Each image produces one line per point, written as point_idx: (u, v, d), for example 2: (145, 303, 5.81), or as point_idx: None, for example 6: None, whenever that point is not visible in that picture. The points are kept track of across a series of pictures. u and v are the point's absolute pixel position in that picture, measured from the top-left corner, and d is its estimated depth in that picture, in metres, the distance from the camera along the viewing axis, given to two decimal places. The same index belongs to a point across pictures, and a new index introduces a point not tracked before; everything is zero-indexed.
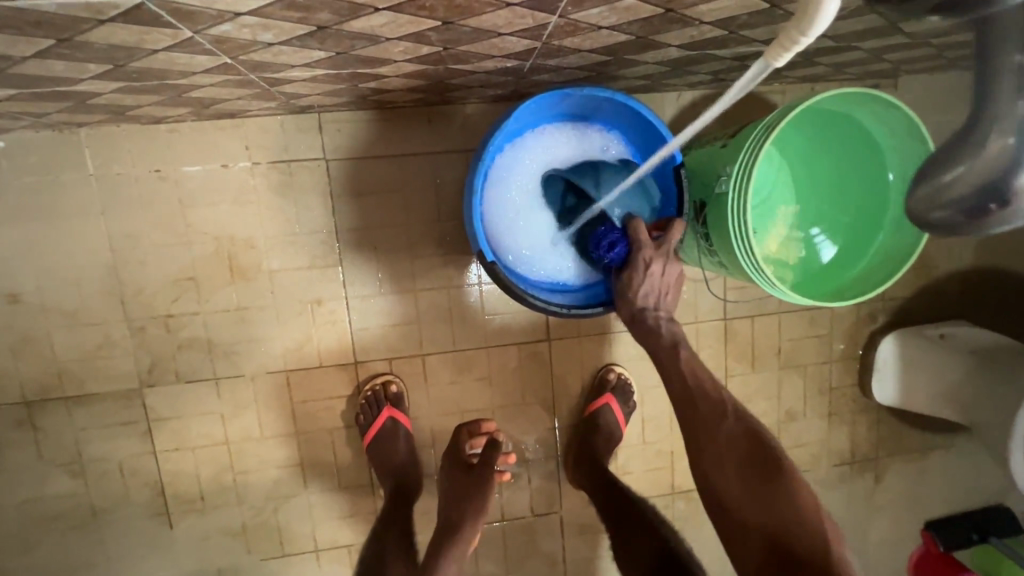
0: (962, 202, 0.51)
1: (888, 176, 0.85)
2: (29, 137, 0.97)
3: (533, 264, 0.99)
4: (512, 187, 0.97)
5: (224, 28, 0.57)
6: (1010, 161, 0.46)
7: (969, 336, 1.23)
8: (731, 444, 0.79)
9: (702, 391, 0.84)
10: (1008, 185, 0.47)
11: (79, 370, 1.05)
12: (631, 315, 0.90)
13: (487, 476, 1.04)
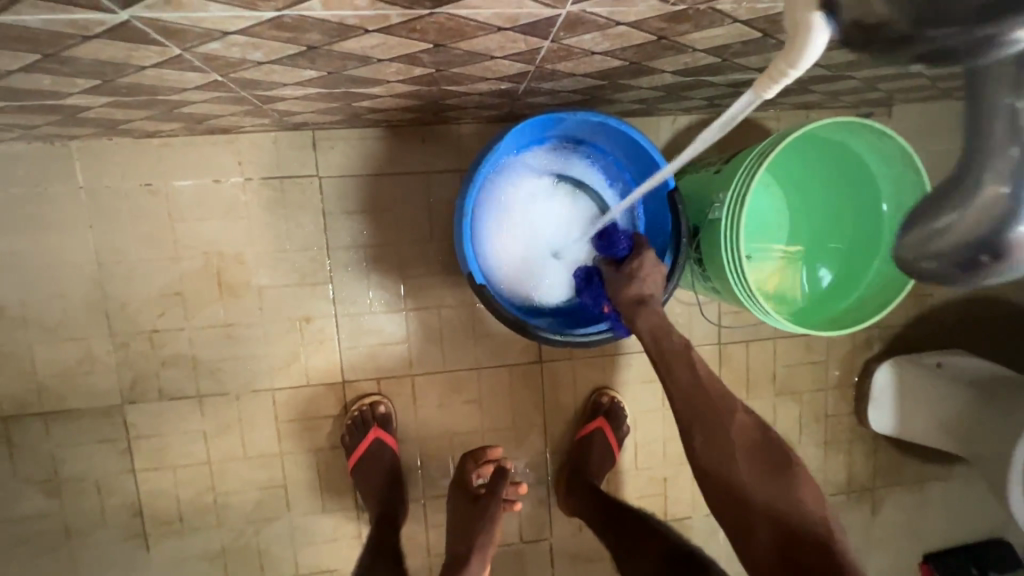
0: (949, 252, 0.44)
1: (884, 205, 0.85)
2: (19, 149, 0.96)
3: (530, 287, 0.98)
4: (510, 209, 0.96)
5: (213, 47, 0.57)
6: (1008, 210, 0.39)
7: (970, 365, 1.20)
8: (737, 440, 0.72)
9: (704, 380, 0.76)
10: (1005, 236, 0.40)
11: (58, 386, 1.03)
12: (634, 306, 0.83)
13: (494, 511, 0.98)
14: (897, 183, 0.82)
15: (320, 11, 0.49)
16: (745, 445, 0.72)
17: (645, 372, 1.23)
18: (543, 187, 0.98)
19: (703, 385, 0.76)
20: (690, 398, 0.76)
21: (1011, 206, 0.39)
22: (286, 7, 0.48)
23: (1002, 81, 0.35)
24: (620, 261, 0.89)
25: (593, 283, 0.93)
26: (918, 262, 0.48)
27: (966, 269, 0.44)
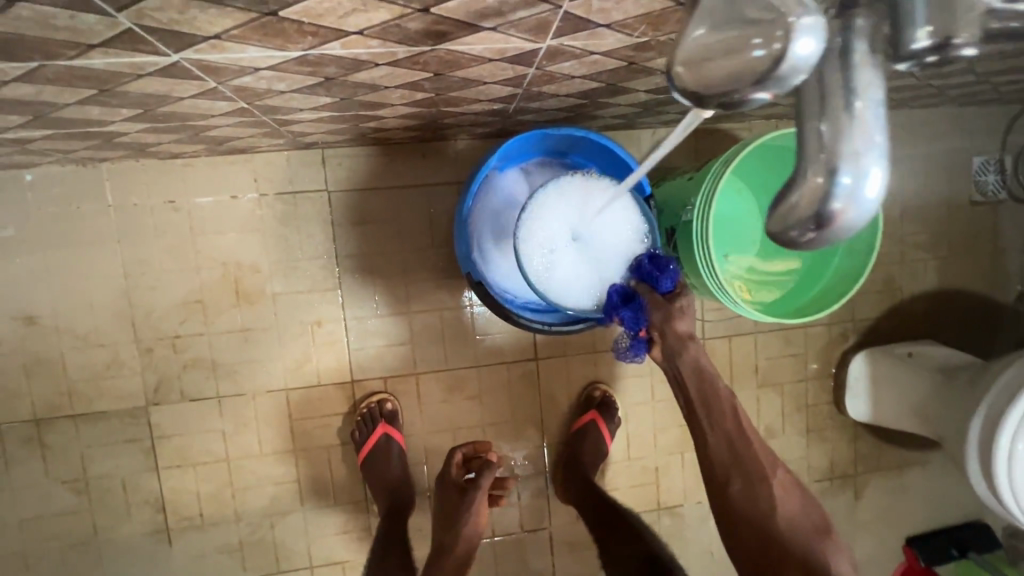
0: (791, 230, 0.42)
1: None
2: (54, 171, 1.05)
3: (555, 288, 0.91)
4: (557, 201, 0.90)
5: (245, 80, 0.66)
6: (822, 199, 0.40)
7: (937, 354, 1.26)
8: (772, 495, 0.88)
9: (748, 437, 0.92)
10: (825, 213, 0.40)
11: (88, 389, 1.11)
12: (678, 342, 0.91)
13: (469, 507, 1.05)
14: None
15: (340, 50, 0.59)
16: (779, 502, 0.88)
17: (635, 367, 1.31)
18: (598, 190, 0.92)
19: (748, 441, 0.91)
20: (734, 450, 0.90)
21: (828, 194, 0.39)
22: (311, 47, 0.57)
23: (808, 103, 0.40)
24: (666, 295, 0.92)
25: (634, 304, 0.90)
26: (783, 237, 0.43)
27: (801, 242, 0.42)
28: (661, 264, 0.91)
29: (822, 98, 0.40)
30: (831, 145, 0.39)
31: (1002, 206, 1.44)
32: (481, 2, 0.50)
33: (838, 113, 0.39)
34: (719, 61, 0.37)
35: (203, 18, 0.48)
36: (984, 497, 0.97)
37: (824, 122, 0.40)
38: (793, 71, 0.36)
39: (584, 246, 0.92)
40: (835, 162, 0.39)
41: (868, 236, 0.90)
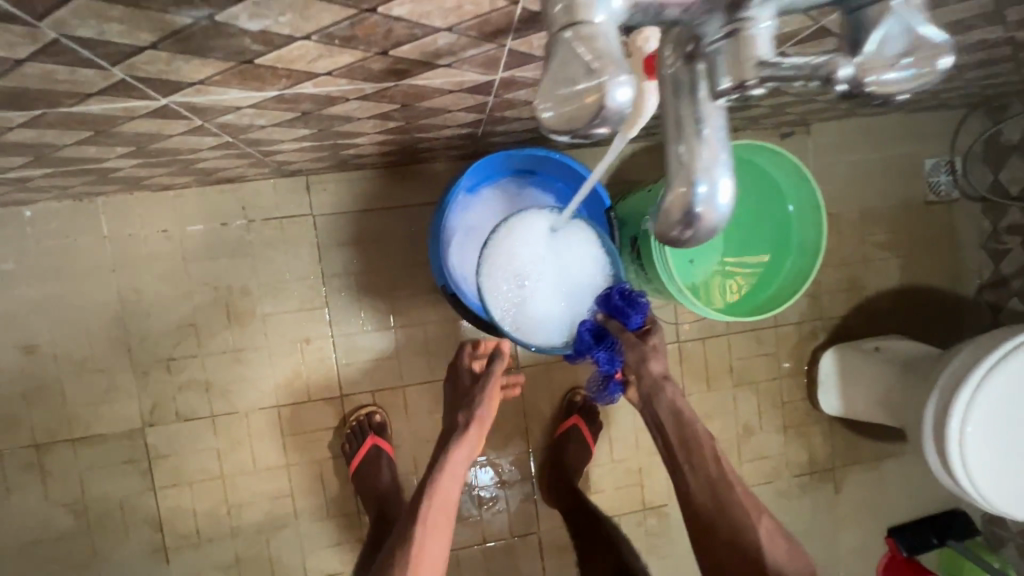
0: (668, 235, 0.35)
1: (788, 207, 1.03)
2: (52, 207, 1.11)
3: (527, 327, 0.98)
4: (522, 246, 0.97)
5: (228, 117, 0.72)
6: (686, 208, 0.33)
7: (903, 349, 1.30)
8: (759, 542, 0.87)
9: (730, 481, 0.91)
10: (693, 218, 0.34)
11: (86, 414, 1.15)
12: (652, 385, 0.95)
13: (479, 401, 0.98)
14: (794, 189, 1.01)
15: (312, 89, 0.65)
16: (765, 549, 0.86)
17: None
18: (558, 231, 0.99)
19: (730, 486, 0.90)
20: (716, 495, 0.90)
21: (690, 203, 0.33)
22: (285, 88, 0.64)
23: (666, 123, 0.35)
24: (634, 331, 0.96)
25: (607, 343, 0.95)
26: (665, 240, 0.36)
27: (679, 242, 0.36)
28: (633, 302, 0.95)
29: (676, 116, 0.34)
30: (688, 154, 0.33)
31: (956, 205, 1.52)
32: (432, 44, 0.57)
33: (690, 128, 0.34)
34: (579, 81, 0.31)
35: (187, 68, 0.55)
36: (939, 476, 1.02)
37: (680, 142, 0.34)
38: (623, 108, 0.31)
39: (550, 284, 0.99)
40: (694, 168, 0.33)
41: (814, 239, 0.98)
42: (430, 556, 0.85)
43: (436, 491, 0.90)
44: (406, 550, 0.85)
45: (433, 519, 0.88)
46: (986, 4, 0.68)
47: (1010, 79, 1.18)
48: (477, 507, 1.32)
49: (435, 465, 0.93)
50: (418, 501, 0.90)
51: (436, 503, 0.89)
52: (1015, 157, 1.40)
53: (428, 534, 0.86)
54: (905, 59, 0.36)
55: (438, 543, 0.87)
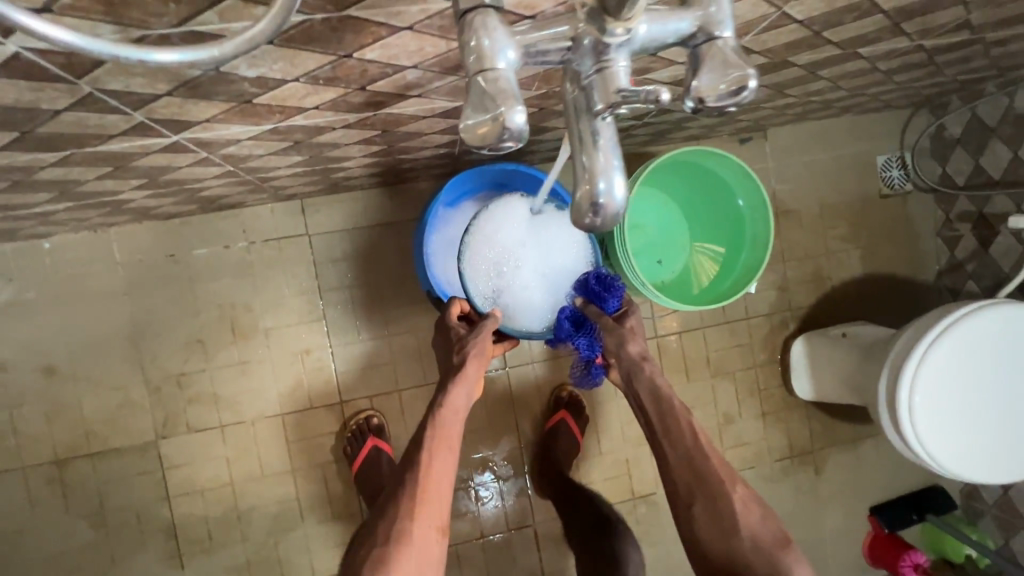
0: (581, 218, 0.44)
1: (739, 202, 1.15)
2: (69, 239, 1.21)
3: (508, 313, 1.09)
4: (500, 240, 1.06)
5: (230, 149, 0.82)
6: (591, 200, 0.42)
7: (867, 334, 1.38)
8: (734, 511, 0.85)
9: (707, 452, 0.90)
10: (598, 207, 0.42)
11: (103, 429, 1.23)
12: (630, 363, 0.99)
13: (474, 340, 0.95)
14: (743, 186, 1.13)
15: (302, 121, 0.76)
16: (740, 517, 0.84)
17: None
18: (535, 227, 1.08)
19: (707, 456, 0.89)
20: (694, 468, 0.89)
21: (594, 197, 0.42)
22: (279, 121, 0.74)
23: (570, 138, 0.43)
24: (612, 314, 1.04)
25: (586, 329, 1.03)
26: (582, 226, 0.44)
27: (590, 225, 0.44)
28: (609, 287, 1.04)
29: (576, 133, 0.43)
30: (589, 159, 0.42)
31: (909, 196, 1.62)
32: (402, 79, 0.67)
33: (588, 140, 0.42)
34: (471, 112, 0.38)
35: (195, 109, 0.65)
36: (895, 443, 1.13)
37: (583, 153, 0.42)
38: (523, 130, 0.37)
39: (528, 273, 1.08)
40: (595, 172, 0.42)
41: (764, 230, 1.11)
42: (438, 486, 0.81)
43: (437, 423, 0.86)
44: (410, 479, 0.80)
45: (438, 448, 0.84)
46: (879, 20, 0.79)
47: (940, 80, 1.29)
48: (475, 502, 1.40)
49: (436, 402, 0.89)
50: (423, 432, 0.86)
51: (440, 433, 0.85)
52: (958, 149, 1.51)
53: (435, 462, 0.82)
54: (723, 75, 0.39)
55: (445, 475, 0.82)
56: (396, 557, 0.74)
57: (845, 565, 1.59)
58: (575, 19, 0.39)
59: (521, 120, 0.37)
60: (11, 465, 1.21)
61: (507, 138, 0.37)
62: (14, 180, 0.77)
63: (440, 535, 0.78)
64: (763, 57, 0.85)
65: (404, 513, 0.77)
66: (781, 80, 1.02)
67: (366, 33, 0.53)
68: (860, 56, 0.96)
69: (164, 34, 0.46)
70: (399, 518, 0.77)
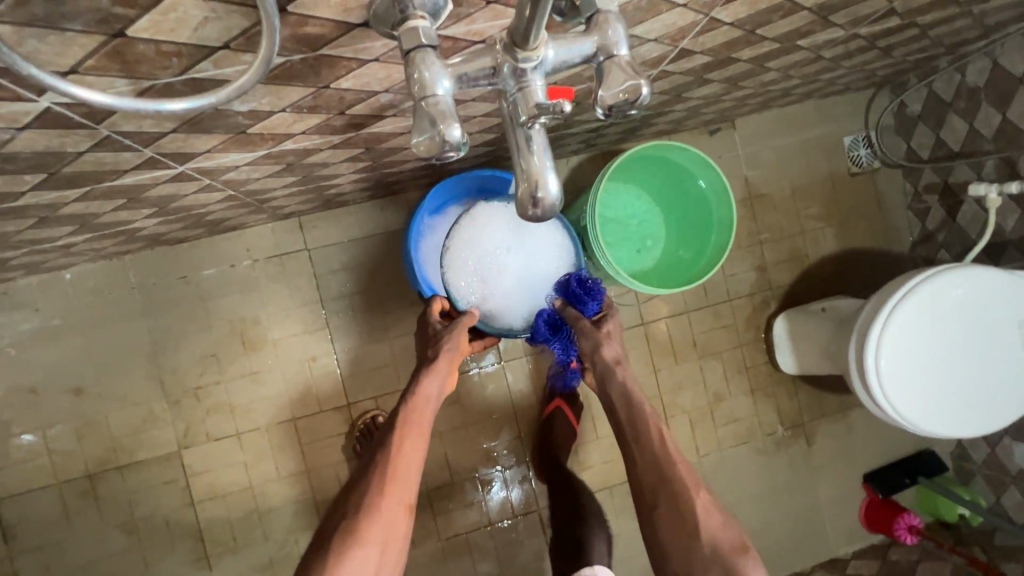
0: (524, 207, 0.52)
1: (703, 187, 1.23)
2: (88, 268, 1.31)
3: (493, 312, 1.18)
4: (482, 248, 1.16)
5: (230, 174, 0.91)
6: (530, 194, 0.51)
7: (845, 307, 1.44)
8: (696, 516, 0.84)
9: (674, 458, 0.90)
10: (536, 199, 0.51)
11: (129, 443, 1.32)
12: (605, 367, 1.03)
13: (449, 336, 1.04)
14: (705, 173, 1.21)
15: (292, 145, 0.85)
16: (701, 524, 0.84)
17: None
18: (521, 235, 1.19)
19: (673, 460, 0.89)
20: (660, 471, 0.89)
21: (532, 192, 0.51)
22: (271, 147, 0.83)
23: (510, 145, 0.52)
24: (590, 317, 1.12)
25: (562, 333, 1.15)
26: (525, 215, 0.52)
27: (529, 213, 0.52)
28: (588, 293, 1.12)
29: (513, 140, 0.51)
30: (526, 161, 0.51)
31: (878, 173, 1.69)
32: (376, 102, 0.76)
33: (522, 146, 0.50)
34: (417, 129, 0.46)
35: (197, 143, 0.74)
36: (868, 405, 1.20)
37: (520, 157, 0.51)
38: (461, 141, 0.46)
39: (510, 277, 1.18)
40: (531, 171, 0.51)
41: (727, 212, 1.19)
42: (407, 466, 0.87)
43: (411, 408, 0.94)
44: (383, 457, 0.87)
45: (410, 431, 0.90)
46: (806, 16, 0.87)
47: (891, 61, 1.37)
48: (481, 491, 1.47)
49: (409, 391, 0.97)
50: (397, 418, 0.93)
51: (413, 419, 0.92)
52: (920, 125, 1.57)
53: (406, 444, 0.88)
54: (619, 86, 0.46)
55: (415, 459, 0.89)
56: (364, 529, 0.79)
57: (843, 532, 1.65)
58: (495, 51, 0.47)
59: (456, 133, 0.45)
60: (47, 482, 1.30)
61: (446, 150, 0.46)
62: (40, 216, 0.87)
63: (408, 510, 0.84)
64: (705, 55, 0.93)
65: (374, 488, 0.83)
66: (732, 74, 1.10)
67: (339, 67, 0.62)
68: (801, 47, 1.04)
69: (168, 82, 0.55)
70: (370, 492, 0.83)
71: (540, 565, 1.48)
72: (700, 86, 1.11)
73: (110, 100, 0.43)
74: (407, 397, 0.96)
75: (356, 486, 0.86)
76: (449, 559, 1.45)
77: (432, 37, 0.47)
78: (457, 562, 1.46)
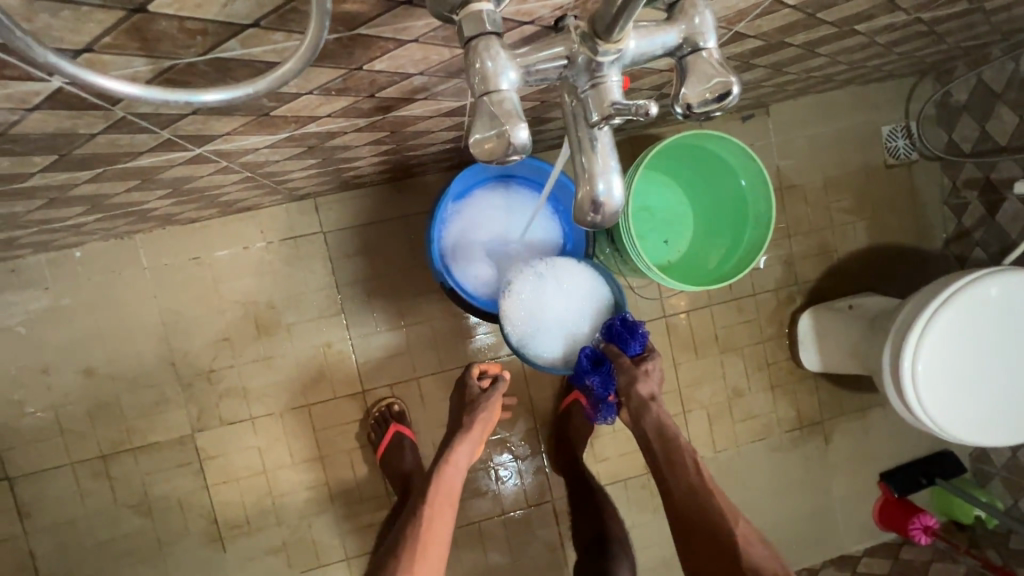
0: (587, 218, 0.48)
1: (741, 181, 1.17)
2: (98, 247, 1.27)
3: (533, 345, 1.14)
4: (524, 290, 1.12)
5: (248, 157, 0.86)
6: (591, 201, 0.47)
7: (874, 305, 1.40)
8: (736, 546, 0.88)
9: (710, 487, 0.95)
10: (597, 202, 0.47)
11: (142, 425, 1.31)
12: (638, 404, 1.05)
13: (482, 407, 1.15)
14: (744, 166, 1.15)
15: (316, 128, 0.79)
16: (743, 554, 0.87)
17: None
18: (567, 268, 1.15)
19: (710, 491, 0.94)
20: (697, 501, 0.94)
21: (594, 198, 0.47)
22: (294, 130, 0.77)
23: (571, 141, 0.48)
24: (633, 357, 1.10)
25: (604, 370, 1.10)
26: (584, 221, 0.49)
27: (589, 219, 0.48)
28: (633, 333, 1.09)
29: (576, 137, 0.48)
30: (589, 160, 0.47)
31: (915, 166, 1.62)
32: (409, 85, 0.71)
33: (586, 143, 0.47)
34: (478, 126, 0.43)
35: (218, 125, 0.69)
36: (899, 409, 1.17)
37: (583, 155, 0.47)
38: (525, 144, 0.43)
39: (557, 314, 1.14)
40: (595, 170, 0.47)
41: (766, 209, 1.13)
42: (437, 539, 0.96)
43: (442, 482, 1.02)
44: (414, 532, 0.95)
45: (439, 506, 0.99)
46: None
47: (943, 48, 1.29)
48: (495, 481, 1.46)
49: (442, 458, 1.07)
50: (429, 486, 1.02)
51: (443, 489, 1.01)
52: (965, 116, 1.50)
53: (437, 515, 0.97)
54: (706, 83, 0.45)
55: (443, 530, 0.97)
56: None
57: (856, 530, 1.64)
58: (570, 40, 0.45)
59: (522, 135, 0.43)
60: (60, 461, 1.29)
61: (508, 155, 0.44)
62: (50, 197, 0.83)
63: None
64: (757, 40, 0.87)
65: (405, 565, 0.91)
66: (779, 59, 1.03)
67: (375, 48, 0.56)
68: (857, 32, 0.97)
69: (190, 61, 0.50)
70: (400, 569, 0.90)
71: (551, 555, 1.48)
72: (744, 71, 1.05)
73: (138, 92, 0.39)
74: (439, 464, 1.06)
75: (386, 560, 0.93)
76: (461, 547, 1.45)
77: (496, 22, 0.43)
78: (470, 550, 1.46)
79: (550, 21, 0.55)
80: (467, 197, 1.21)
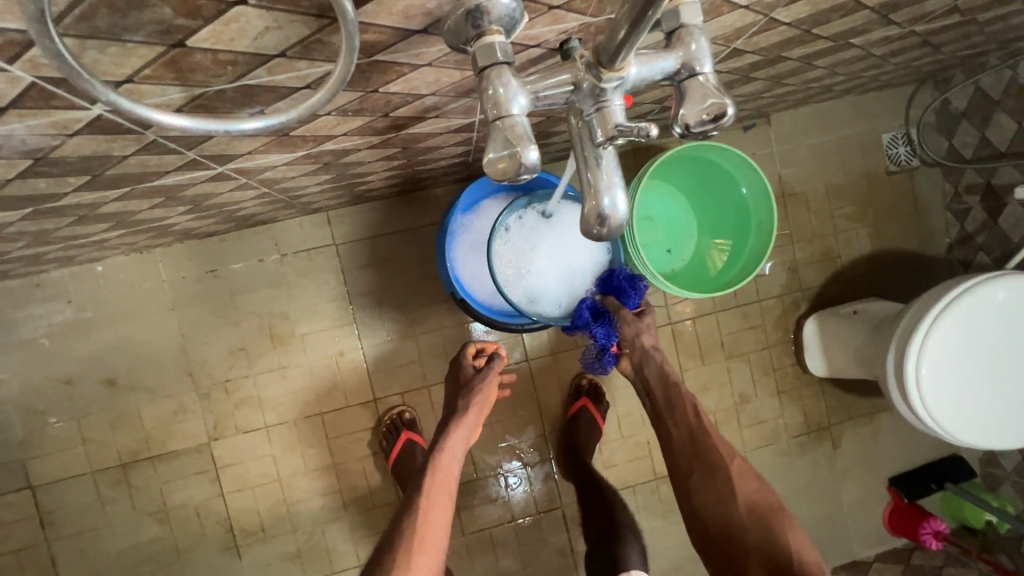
0: (593, 222, 0.51)
1: (743, 190, 1.21)
2: (119, 261, 1.31)
3: (529, 292, 1.15)
4: (522, 237, 1.15)
5: (267, 174, 0.90)
6: (597, 214, 0.50)
7: (878, 309, 1.41)
8: (731, 481, 0.96)
9: (707, 429, 1.03)
10: (603, 212, 0.50)
11: (161, 434, 1.34)
12: (641, 354, 1.12)
13: (478, 388, 1.19)
14: (746, 175, 1.18)
15: (331, 146, 0.83)
16: (737, 486, 0.96)
17: None
18: (561, 217, 1.16)
19: (707, 433, 1.02)
20: (694, 441, 1.02)
21: (600, 212, 0.50)
22: (311, 148, 0.81)
23: (577, 161, 0.52)
24: (632, 309, 1.14)
25: (604, 321, 1.13)
26: (591, 234, 0.52)
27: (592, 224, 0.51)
28: (634, 288, 1.13)
29: (583, 156, 0.51)
30: (595, 177, 0.50)
31: (917, 172, 1.64)
32: (421, 105, 0.74)
33: (592, 161, 0.50)
34: (490, 147, 0.47)
35: (241, 145, 0.73)
36: (905, 415, 1.18)
37: (589, 172, 0.51)
38: (535, 164, 0.47)
39: (555, 266, 1.16)
40: (599, 186, 0.50)
41: (768, 216, 1.16)
42: (434, 527, 0.97)
43: (438, 468, 1.05)
44: (411, 522, 0.97)
45: (436, 496, 1.01)
46: (866, 15, 0.83)
47: (940, 58, 1.31)
48: (504, 488, 1.48)
49: (438, 444, 1.09)
50: (424, 475, 1.04)
51: (439, 476, 1.03)
52: (965, 123, 1.52)
53: (433, 504, 0.99)
54: (702, 104, 0.48)
55: (440, 518, 0.99)
56: None
57: (865, 536, 1.64)
58: (576, 68, 0.48)
59: (532, 156, 0.46)
60: (81, 470, 1.32)
61: (519, 174, 0.47)
62: (80, 215, 0.87)
63: None
64: (755, 55, 0.90)
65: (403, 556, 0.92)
66: (778, 72, 1.06)
67: (391, 72, 0.60)
68: (854, 45, 1.00)
69: (220, 89, 0.53)
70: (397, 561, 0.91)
71: (562, 561, 1.49)
72: (743, 84, 1.07)
73: (186, 123, 0.43)
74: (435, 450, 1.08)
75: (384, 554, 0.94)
76: (472, 553, 1.47)
77: (508, 53, 0.46)
78: (481, 556, 1.47)
79: (555, 44, 0.59)
80: (474, 208, 1.25)
